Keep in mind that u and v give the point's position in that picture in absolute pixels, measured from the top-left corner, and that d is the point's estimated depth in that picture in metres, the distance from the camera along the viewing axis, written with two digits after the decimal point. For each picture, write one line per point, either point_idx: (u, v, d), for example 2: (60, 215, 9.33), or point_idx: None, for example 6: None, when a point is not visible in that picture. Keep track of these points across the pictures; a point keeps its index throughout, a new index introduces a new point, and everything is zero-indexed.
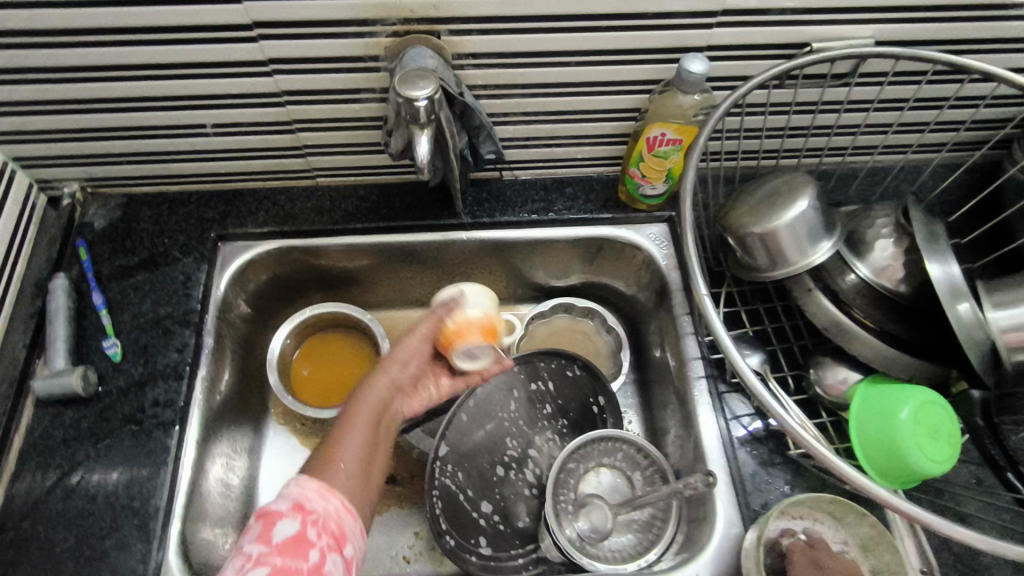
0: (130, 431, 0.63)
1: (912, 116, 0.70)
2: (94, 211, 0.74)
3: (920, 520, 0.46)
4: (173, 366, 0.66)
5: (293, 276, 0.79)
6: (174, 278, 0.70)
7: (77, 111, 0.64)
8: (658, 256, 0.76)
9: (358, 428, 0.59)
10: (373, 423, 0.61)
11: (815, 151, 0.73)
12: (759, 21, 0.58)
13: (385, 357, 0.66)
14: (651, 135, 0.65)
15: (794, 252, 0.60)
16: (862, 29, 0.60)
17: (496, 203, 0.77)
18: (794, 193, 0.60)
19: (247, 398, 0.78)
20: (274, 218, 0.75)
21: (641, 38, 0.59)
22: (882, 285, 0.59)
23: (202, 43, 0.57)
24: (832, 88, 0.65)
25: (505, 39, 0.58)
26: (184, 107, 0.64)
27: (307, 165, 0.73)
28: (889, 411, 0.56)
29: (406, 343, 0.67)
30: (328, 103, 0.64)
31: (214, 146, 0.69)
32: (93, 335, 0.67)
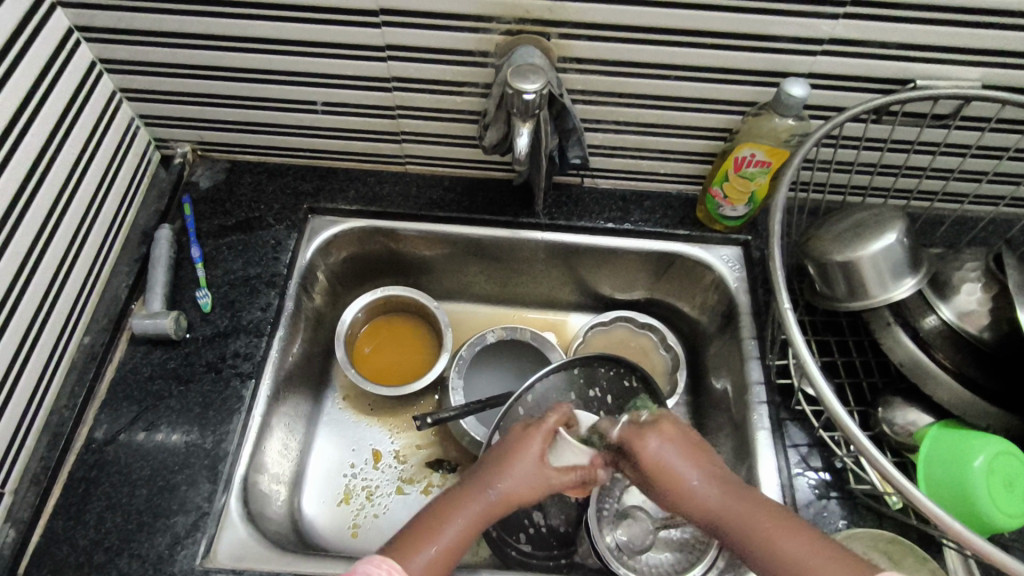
0: (210, 378, 0.66)
1: (1010, 166, 0.68)
2: (200, 172, 0.80)
3: (993, 558, 0.45)
4: (256, 323, 0.69)
5: (370, 256, 0.82)
6: (266, 242, 0.75)
7: (205, 78, 0.69)
8: (728, 278, 0.76)
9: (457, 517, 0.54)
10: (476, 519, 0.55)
11: (904, 192, 0.72)
12: (866, 53, 0.59)
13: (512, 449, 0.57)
14: (741, 155, 0.66)
15: (874, 285, 0.59)
16: (969, 71, 0.60)
17: (574, 208, 0.79)
18: (881, 226, 0.60)
19: (313, 367, 0.81)
20: (362, 198, 0.79)
21: (744, 59, 0.61)
22: (965, 330, 0.57)
23: (329, 24, 0.61)
24: (930, 129, 0.65)
25: (611, 48, 0.61)
26: (301, 84, 0.69)
27: (400, 150, 0.77)
28: (960, 459, 0.54)
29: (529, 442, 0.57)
30: (432, 93, 0.68)
31: (319, 123, 0.74)
32: (188, 284, 0.71)
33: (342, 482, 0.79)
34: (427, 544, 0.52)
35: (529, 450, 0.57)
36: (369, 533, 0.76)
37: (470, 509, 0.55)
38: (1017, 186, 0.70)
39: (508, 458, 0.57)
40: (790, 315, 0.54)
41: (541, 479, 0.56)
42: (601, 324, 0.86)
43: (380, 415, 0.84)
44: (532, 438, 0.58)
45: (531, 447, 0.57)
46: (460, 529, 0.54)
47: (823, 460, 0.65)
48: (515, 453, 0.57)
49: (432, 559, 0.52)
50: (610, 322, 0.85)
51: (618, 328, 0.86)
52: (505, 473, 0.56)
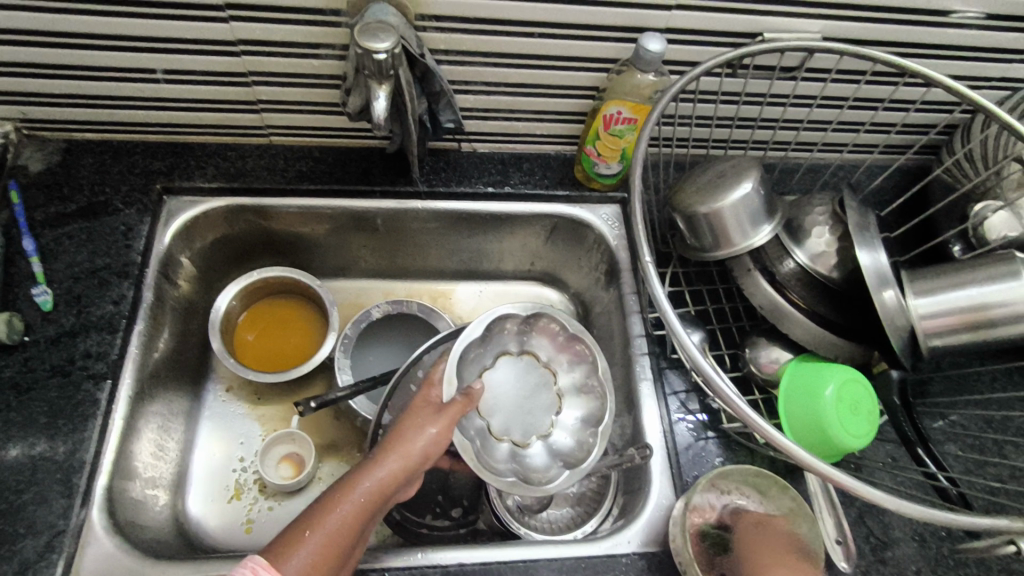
0: (57, 383, 0.60)
1: (852, 115, 0.72)
2: (30, 155, 0.71)
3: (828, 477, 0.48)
4: (108, 318, 0.64)
5: (241, 237, 0.77)
6: (115, 228, 0.68)
7: (16, 44, 0.61)
8: (608, 236, 0.76)
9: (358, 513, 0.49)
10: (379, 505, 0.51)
11: (762, 144, 0.75)
12: (718, 7, 0.60)
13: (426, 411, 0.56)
14: (608, 113, 0.66)
15: (737, 235, 0.62)
16: (810, 25, 0.63)
17: (453, 173, 0.77)
18: (739, 176, 0.62)
19: (189, 361, 0.76)
20: (224, 174, 0.73)
21: (605, 14, 0.60)
22: (816, 271, 0.61)
23: None
24: (780, 82, 0.67)
25: (468, 4, 0.59)
26: (132, 49, 0.62)
27: (259, 121, 0.72)
28: (814, 390, 0.59)
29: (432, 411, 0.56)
30: (285, 57, 0.63)
31: (163, 93, 0.67)
32: (22, 282, 0.64)
33: (231, 477, 0.75)
34: (314, 533, 0.47)
35: (429, 427, 0.54)
36: (263, 527, 0.72)
37: (363, 490, 0.50)
38: (857, 133, 0.74)
39: (399, 436, 0.53)
40: (651, 268, 0.55)
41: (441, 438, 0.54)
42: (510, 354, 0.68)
43: (266, 407, 0.80)
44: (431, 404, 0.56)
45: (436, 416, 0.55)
46: (357, 508, 0.49)
47: (699, 404, 0.68)
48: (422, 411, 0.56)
49: (308, 563, 0.46)
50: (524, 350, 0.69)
51: (533, 347, 0.70)
52: (413, 437, 0.53)
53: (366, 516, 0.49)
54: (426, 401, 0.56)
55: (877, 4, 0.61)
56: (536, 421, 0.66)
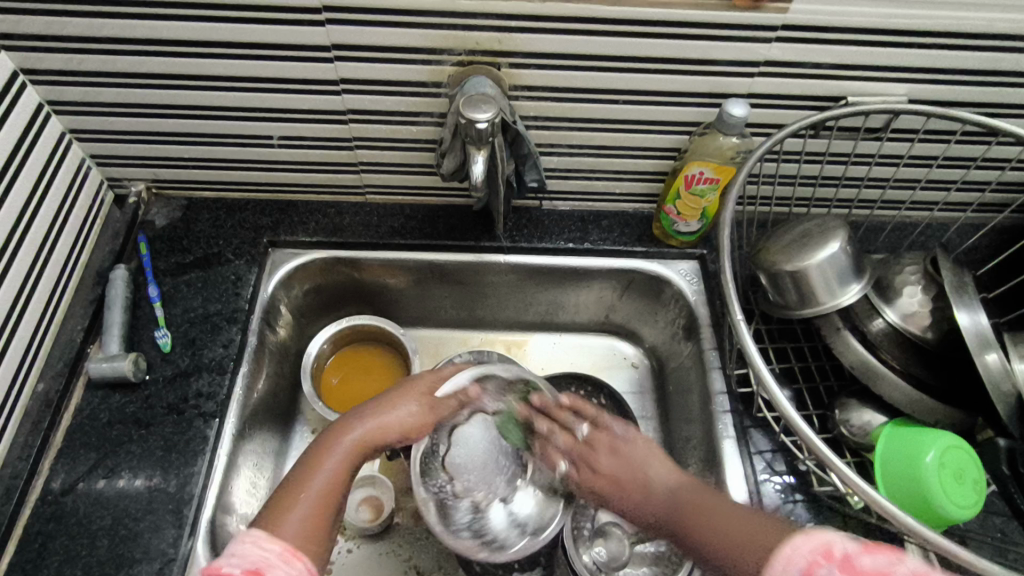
0: (172, 420, 0.65)
1: (941, 174, 0.71)
2: (156, 210, 0.79)
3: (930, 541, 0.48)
4: (218, 360, 0.69)
5: (335, 288, 0.82)
6: (226, 277, 0.74)
7: (159, 116, 0.69)
8: (687, 291, 0.77)
9: (327, 471, 0.56)
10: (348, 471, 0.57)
11: (845, 202, 0.75)
12: (801, 73, 0.62)
13: (402, 390, 0.63)
14: (691, 173, 0.68)
15: (823, 292, 0.61)
16: (895, 88, 0.64)
17: (535, 230, 0.80)
18: (826, 236, 0.62)
19: (283, 404, 0.80)
20: (323, 230, 0.79)
21: (689, 82, 0.63)
22: (910, 330, 0.60)
23: (282, 60, 0.62)
24: (865, 142, 0.68)
25: (559, 76, 0.63)
26: (256, 118, 0.69)
27: (359, 181, 0.78)
28: (913, 456, 0.56)
29: (405, 391, 0.63)
30: (388, 124, 0.69)
31: (277, 157, 0.74)
32: (147, 325, 0.71)
33: None
34: (300, 500, 0.53)
35: (416, 401, 0.62)
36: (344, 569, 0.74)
37: (348, 448, 0.58)
38: (948, 192, 0.73)
39: (380, 412, 0.61)
40: (742, 324, 0.56)
41: (419, 414, 0.62)
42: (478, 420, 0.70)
43: None
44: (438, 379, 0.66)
45: (405, 397, 0.62)
46: (333, 475, 0.56)
47: (786, 465, 0.66)
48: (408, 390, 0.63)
49: (301, 524, 0.52)
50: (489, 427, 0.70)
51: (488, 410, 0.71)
52: (393, 412, 0.61)
53: (347, 475, 0.56)
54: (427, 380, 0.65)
55: (966, 68, 0.62)
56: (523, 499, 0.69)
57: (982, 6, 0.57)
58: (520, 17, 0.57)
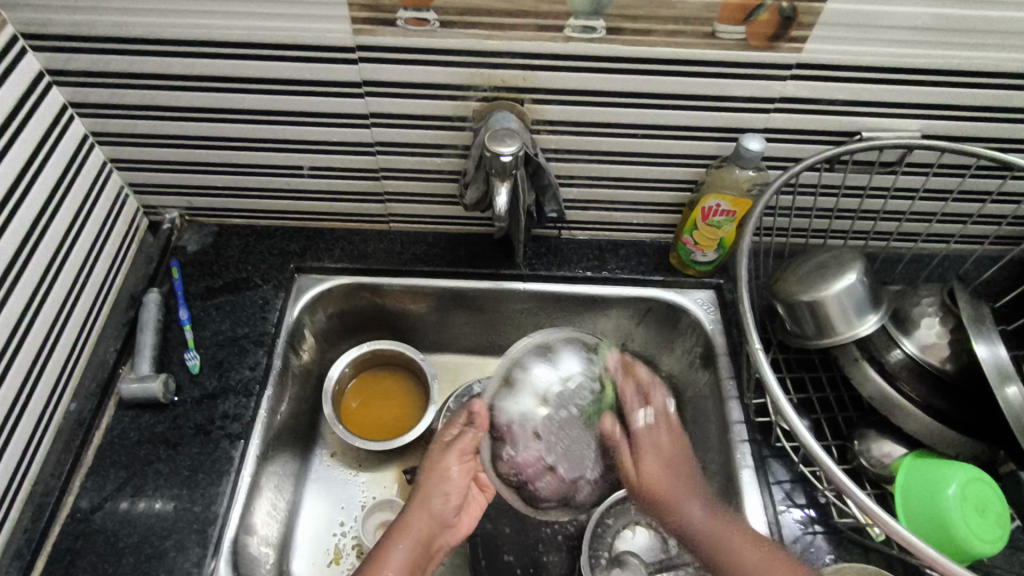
0: (199, 440, 0.67)
1: (956, 207, 0.72)
2: (188, 236, 0.82)
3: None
4: (245, 382, 0.71)
5: (358, 313, 0.84)
6: (254, 302, 0.77)
7: (195, 147, 0.72)
8: (704, 321, 0.78)
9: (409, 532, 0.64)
10: (426, 529, 0.66)
11: (861, 234, 0.76)
12: (815, 109, 0.64)
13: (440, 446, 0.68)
14: (708, 205, 0.70)
15: (841, 323, 0.62)
16: (909, 124, 0.65)
17: (553, 258, 0.82)
18: (843, 267, 0.63)
19: (305, 427, 0.81)
20: (348, 256, 0.81)
21: (705, 118, 0.65)
22: (929, 362, 0.60)
23: (315, 95, 0.66)
24: (880, 176, 0.69)
25: (580, 111, 0.65)
26: (288, 150, 0.72)
27: (384, 210, 0.80)
28: (935, 488, 0.56)
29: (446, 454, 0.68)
30: (414, 156, 0.72)
31: (306, 186, 0.77)
32: (176, 347, 0.73)
33: (333, 541, 0.77)
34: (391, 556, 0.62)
35: (456, 471, 0.67)
36: None
37: (423, 513, 0.66)
38: (965, 225, 0.74)
39: (426, 496, 0.67)
40: (759, 352, 0.57)
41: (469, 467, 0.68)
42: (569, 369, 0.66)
43: (369, 474, 0.82)
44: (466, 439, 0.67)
45: (449, 458, 0.68)
46: (417, 534, 0.65)
47: (806, 495, 0.66)
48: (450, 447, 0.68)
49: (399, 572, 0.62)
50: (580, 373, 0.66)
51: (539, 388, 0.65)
52: (438, 489, 0.67)
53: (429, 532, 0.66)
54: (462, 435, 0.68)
55: (978, 105, 0.63)
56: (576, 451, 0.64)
57: (993, 45, 0.58)
58: (543, 55, 0.60)
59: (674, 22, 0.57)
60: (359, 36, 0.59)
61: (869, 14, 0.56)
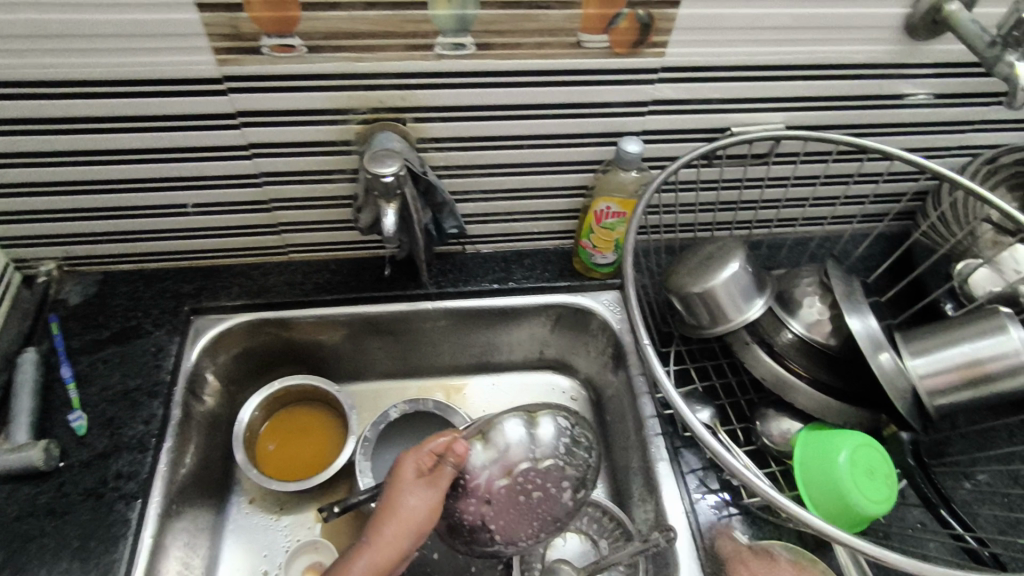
0: (89, 505, 0.62)
1: (826, 191, 0.77)
2: (69, 288, 0.77)
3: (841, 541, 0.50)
4: (139, 438, 0.66)
5: (263, 350, 0.81)
6: (146, 350, 0.73)
7: (63, 193, 0.68)
8: (611, 320, 0.80)
9: (373, 545, 0.52)
10: (396, 544, 0.53)
11: (745, 224, 0.80)
12: (687, 109, 0.67)
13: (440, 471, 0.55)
14: (600, 208, 0.71)
15: (731, 310, 0.65)
16: (774, 116, 0.69)
17: (460, 274, 0.82)
18: (726, 256, 0.66)
19: (217, 475, 0.77)
20: (247, 292, 0.78)
21: (586, 124, 0.67)
22: (814, 338, 0.63)
23: (188, 130, 0.63)
24: (754, 168, 0.73)
25: (464, 126, 0.65)
26: (167, 188, 0.69)
27: (280, 241, 0.78)
28: (828, 456, 0.59)
29: (439, 472, 0.55)
30: (302, 184, 0.70)
31: (193, 225, 0.74)
32: (60, 408, 0.68)
33: None
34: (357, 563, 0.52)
35: (433, 482, 0.55)
36: None
37: (396, 529, 0.53)
38: (835, 207, 0.79)
39: (390, 508, 0.54)
40: (648, 348, 0.58)
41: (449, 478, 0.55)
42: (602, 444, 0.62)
43: (291, 517, 0.79)
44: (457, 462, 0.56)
45: (436, 471, 0.55)
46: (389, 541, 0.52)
47: (718, 480, 0.69)
48: (444, 467, 0.55)
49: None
50: (557, 454, 0.58)
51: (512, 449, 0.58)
52: (417, 488, 0.54)
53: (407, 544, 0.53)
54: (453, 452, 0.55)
55: (832, 95, 0.68)
56: (521, 523, 0.57)
57: (835, 40, 0.63)
58: (417, 74, 0.60)
59: (540, 34, 0.58)
60: (224, 66, 0.58)
61: (721, 17, 0.59)
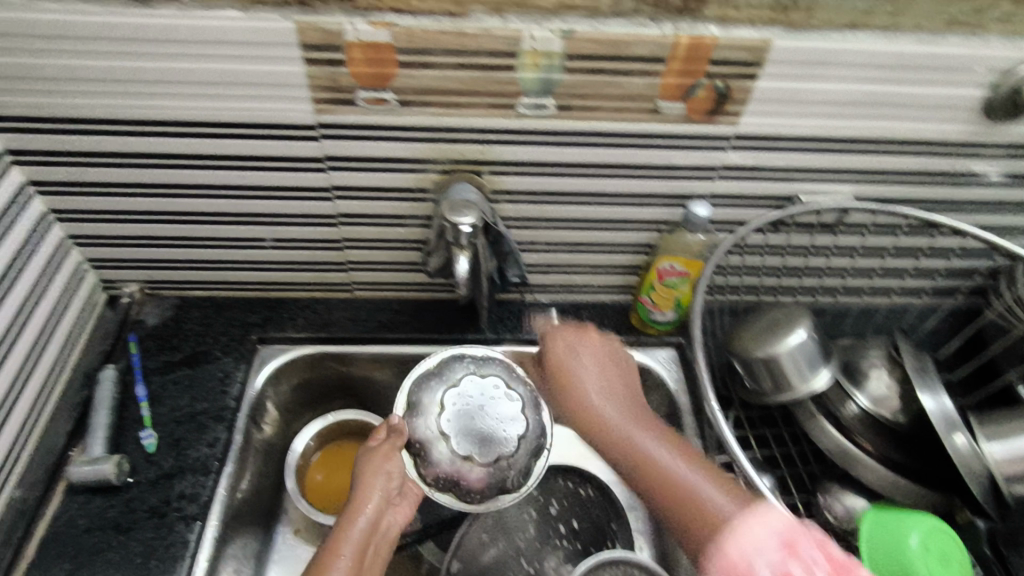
0: (152, 524, 0.64)
1: (894, 262, 0.76)
2: (148, 310, 0.81)
3: None
4: (203, 461, 0.69)
5: (321, 382, 0.83)
6: (214, 375, 0.75)
7: (156, 222, 0.72)
8: (667, 381, 0.78)
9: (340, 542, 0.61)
10: (367, 530, 0.63)
11: (810, 290, 0.79)
12: (756, 176, 0.68)
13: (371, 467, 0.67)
14: (663, 267, 0.73)
15: (796, 378, 0.64)
16: (842, 187, 0.70)
17: (517, 321, 0.83)
18: (793, 323, 0.65)
19: (269, 503, 0.79)
20: (312, 325, 0.81)
21: (655, 185, 0.69)
22: (882, 413, 0.62)
23: (280, 171, 0.67)
24: (821, 236, 0.73)
25: (537, 181, 0.68)
26: (251, 223, 0.73)
27: (348, 279, 0.81)
28: (898, 538, 0.57)
29: (375, 459, 0.67)
30: (377, 227, 0.73)
31: (269, 258, 0.78)
32: (132, 426, 0.71)
33: None
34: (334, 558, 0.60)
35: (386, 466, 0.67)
36: None
37: (361, 516, 0.63)
38: (903, 279, 0.78)
39: (357, 501, 0.65)
40: (715, 409, 0.58)
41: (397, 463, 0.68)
42: (474, 377, 0.72)
43: None
44: (387, 450, 0.68)
45: (375, 462, 0.67)
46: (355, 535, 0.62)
47: None
48: (384, 451, 0.68)
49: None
50: None
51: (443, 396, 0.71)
52: (371, 477, 0.66)
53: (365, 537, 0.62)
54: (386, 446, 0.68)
55: (903, 169, 0.68)
56: None
57: (908, 117, 0.64)
58: (498, 130, 0.63)
59: (619, 99, 0.61)
60: (319, 115, 0.62)
61: (796, 91, 0.61)
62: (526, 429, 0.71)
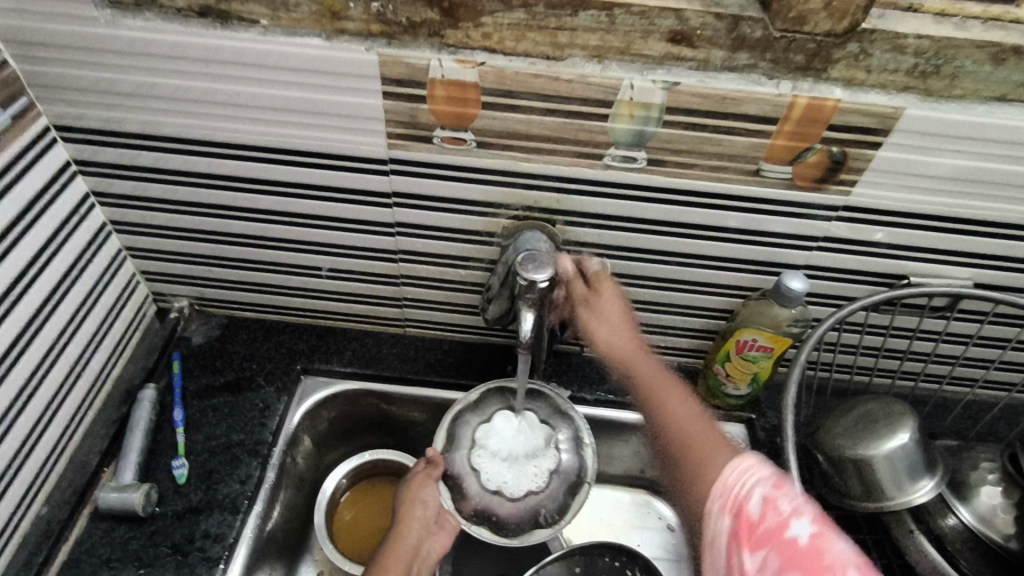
0: (174, 562, 0.61)
1: (1013, 355, 0.67)
2: (195, 327, 0.78)
3: None
4: (233, 498, 0.65)
5: (361, 419, 0.79)
6: (254, 405, 0.72)
7: (212, 241, 0.70)
8: None
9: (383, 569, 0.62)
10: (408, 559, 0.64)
11: (910, 374, 0.71)
12: (860, 251, 0.61)
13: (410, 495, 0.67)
14: (743, 339, 0.66)
15: (892, 486, 0.56)
16: (960, 271, 0.62)
17: (574, 376, 0.77)
18: (894, 423, 0.57)
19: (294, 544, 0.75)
20: (359, 360, 0.77)
21: (744, 250, 0.62)
22: (989, 535, 0.55)
23: (343, 202, 0.64)
24: (930, 320, 0.65)
25: (614, 235, 0.62)
26: (308, 252, 0.70)
27: (400, 315, 0.77)
28: None
29: (415, 488, 0.68)
30: (436, 266, 0.69)
31: (323, 287, 0.74)
32: (165, 452, 0.68)
33: None
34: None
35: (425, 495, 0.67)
36: None
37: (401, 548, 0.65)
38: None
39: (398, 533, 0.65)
40: None
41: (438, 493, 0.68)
42: (509, 411, 0.71)
43: None
44: (426, 477, 0.69)
45: (415, 490, 0.68)
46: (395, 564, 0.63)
47: None
48: (423, 479, 0.69)
49: None
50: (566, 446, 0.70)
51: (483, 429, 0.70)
52: (414, 508, 0.67)
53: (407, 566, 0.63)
54: (425, 473, 0.69)
55: None
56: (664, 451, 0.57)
57: None
58: (579, 180, 0.58)
59: (718, 158, 0.55)
60: (392, 150, 0.58)
61: (922, 164, 0.54)
62: (559, 464, 0.70)
